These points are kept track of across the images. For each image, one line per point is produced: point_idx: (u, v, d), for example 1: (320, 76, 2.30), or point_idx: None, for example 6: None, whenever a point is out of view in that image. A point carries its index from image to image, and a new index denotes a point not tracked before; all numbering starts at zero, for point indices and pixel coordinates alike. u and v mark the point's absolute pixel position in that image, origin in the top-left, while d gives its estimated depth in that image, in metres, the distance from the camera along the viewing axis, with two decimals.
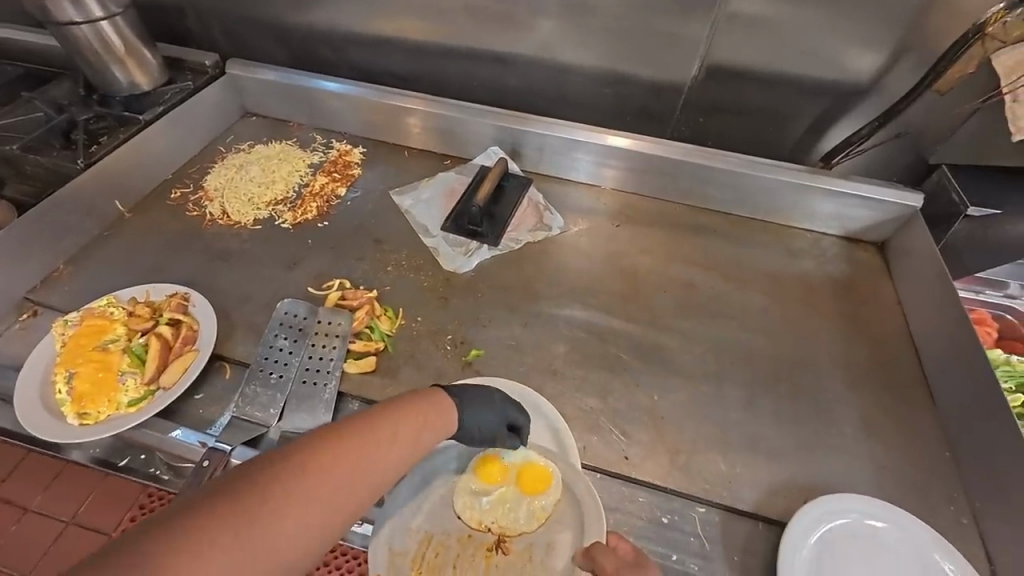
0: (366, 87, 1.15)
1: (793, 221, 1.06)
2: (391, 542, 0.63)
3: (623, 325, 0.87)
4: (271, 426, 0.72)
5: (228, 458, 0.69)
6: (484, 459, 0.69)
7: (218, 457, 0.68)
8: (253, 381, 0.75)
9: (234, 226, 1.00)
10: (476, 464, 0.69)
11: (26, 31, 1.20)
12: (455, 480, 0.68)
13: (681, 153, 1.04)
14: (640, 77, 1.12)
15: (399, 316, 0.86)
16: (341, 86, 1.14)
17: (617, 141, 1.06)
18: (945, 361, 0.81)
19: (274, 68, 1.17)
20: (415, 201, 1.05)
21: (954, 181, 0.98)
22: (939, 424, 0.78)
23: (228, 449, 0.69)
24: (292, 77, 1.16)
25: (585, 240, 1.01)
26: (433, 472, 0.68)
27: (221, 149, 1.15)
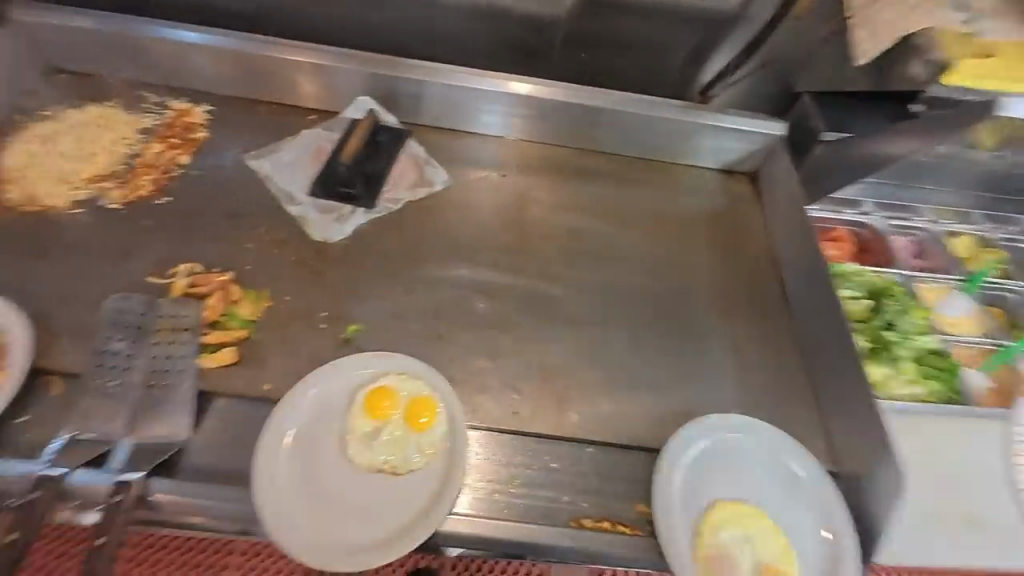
0: (216, 30, 0.97)
1: (678, 157, 1.06)
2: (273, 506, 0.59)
3: (510, 280, 0.85)
4: (118, 442, 0.62)
5: (64, 483, 0.59)
6: (373, 398, 0.67)
7: (51, 485, 0.59)
8: (86, 393, 0.65)
9: (46, 212, 0.82)
10: (365, 404, 0.66)
11: None
12: (343, 423, 0.66)
13: (562, 94, 0.99)
14: (513, 10, 1.04)
15: (263, 298, 0.77)
16: (176, 29, 0.96)
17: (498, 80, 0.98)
18: (803, 280, 0.89)
19: (79, 10, 0.96)
20: (276, 164, 0.93)
21: (815, 108, 1.04)
22: (798, 338, 0.86)
23: (65, 473, 0.60)
24: (104, 19, 0.95)
25: (469, 194, 0.96)
26: (321, 420, 0.66)
27: (16, 118, 0.93)
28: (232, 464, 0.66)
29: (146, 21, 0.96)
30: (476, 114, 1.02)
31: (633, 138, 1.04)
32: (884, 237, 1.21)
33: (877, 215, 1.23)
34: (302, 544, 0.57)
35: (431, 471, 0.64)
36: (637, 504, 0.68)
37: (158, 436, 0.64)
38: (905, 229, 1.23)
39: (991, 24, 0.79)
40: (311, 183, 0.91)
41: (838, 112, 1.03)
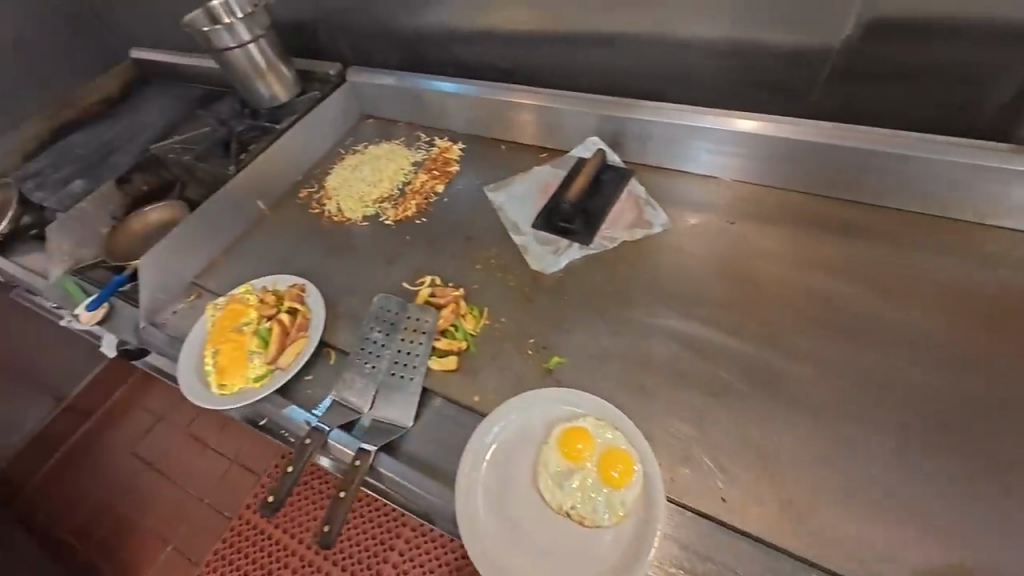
0: (477, 83, 1.14)
1: (989, 217, 0.80)
2: (471, 514, 0.62)
3: (730, 342, 0.75)
4: (363, 412, 0.77)
5: (325, 438, 0.75)
6: (569, 436, 0.66)
7: (318, 436, 0.75)
8: (350, 368, 0.81)
9: (347, 222, 1.08)
10: (561, 440, 0.66)
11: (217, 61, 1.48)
12: (538, 454, 0.67)
13: (797, 133, 0.86)
14: (772, 45, 0.94)
15: (483, 316, 0.85)
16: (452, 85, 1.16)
17: (736, 122, 0.90)
18: None
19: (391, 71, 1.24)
20: (508, 196, 1.04)
21: None
22: None
23: (326, 431, 0.75)
24: (406, 79, 1.22)
25: (690, 240, 0.89)
26: (519, 445, 0.68)
27: (340, 151, 1.26)
28: (438, 461, 0.73)
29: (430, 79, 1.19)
30: (708, 156, 0.95)
31: (919, 189, 0.82)
32: None
33: None
34: (490, 564, 0.59)
35: (619, 535, 0.60)
36: None
37: (390, 418, 0.76)
38: None
39: None
40: (535, 214, 0.99)
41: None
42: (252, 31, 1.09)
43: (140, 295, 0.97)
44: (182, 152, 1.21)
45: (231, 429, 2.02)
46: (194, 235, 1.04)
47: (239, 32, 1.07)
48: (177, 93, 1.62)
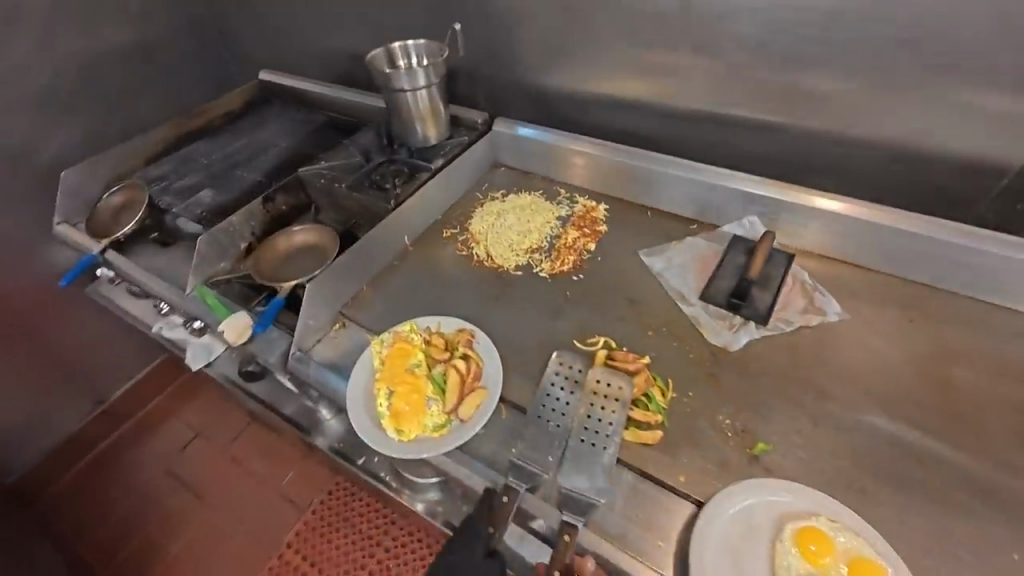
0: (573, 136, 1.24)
1: None
2: None
3: (945, 450, 0.73)
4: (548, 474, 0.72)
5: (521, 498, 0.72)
6: (806, 539, 0.62)
7: (515, 496, 0.71)
8: (532, 426, 0.78)
9: (499, 269, 1.08)
10: (797, 542, 0.62)
11: (358, 96, 1.53)
12: (772, 554, 0.63)
13: (883, 219, 0.95)
14: (944, 155, 0.99)
15: (669, 388, 0.82)
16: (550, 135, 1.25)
17: (822, 202, 1.00)
18: None
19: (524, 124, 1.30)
20: (667, 264, 1.04)
21: None
22: None
23: (522, 491, 0.72)
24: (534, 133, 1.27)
25: (871, 335, 0.89)
26: (748, 540, 0.64)
27: (479, 196, 1.28)
28: (644, 546, 0.68)
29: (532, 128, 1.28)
30: (878, 251, 0.98)
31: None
32: None
33: None
34: None
35: None
36: None
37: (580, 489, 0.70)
38: None
39: None
40: (701, 287, 0.99)
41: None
42: (428, 78, 1.13)
43: (298, 322, 0.94)
44: (329, 178, 1.21)
45: (275, 454, 1.89)
46: (351, 265, 1.03)
47: (417, 78, 1.12)
48: (298, 117, 1.65)
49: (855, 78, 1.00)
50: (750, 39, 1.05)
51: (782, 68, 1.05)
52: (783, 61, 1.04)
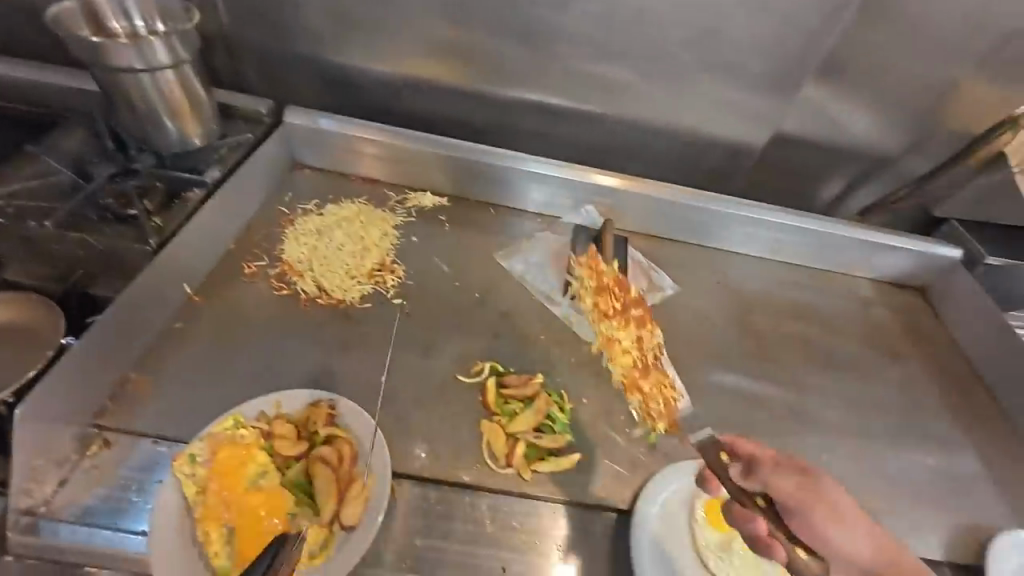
0: (348, 121, 1.04)
1: (855, 270, 1.16)
2: None
3: (771, 387, 0.90)
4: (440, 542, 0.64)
5: None
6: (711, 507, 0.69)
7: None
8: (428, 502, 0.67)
9: (338, 305, 0.86)
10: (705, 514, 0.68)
11: (42, 72, 1.00)
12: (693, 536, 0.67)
13: (647, 189, 1.09)
14: (714, 138, 1.20)
15: (565, 400, 0.79)
16: (327, 120, 1.03)
17: (604, 180, 1.09)
18: None
19: (324, 113, 1.04)
20: (526, 264, 1.00)
21: (965, 234, 1.21)
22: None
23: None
24: (343, 124, 1.04)
25: (696, 301, 1.03)
26: (668, 526, 0.67)
27: (283, 210, 0.99)
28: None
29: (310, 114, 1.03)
30: (690, 224, 1.11)
31: (834, 253, 1.13)
32: None
33: None
34: None
35: None
36: None
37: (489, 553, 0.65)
38: None
39: None
40: (563, 284, 0.98)
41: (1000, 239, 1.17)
42: (174, 52, 0.78)
43: (11, 473, 0.59)
44: (13, 213, 0.76)
45: None
46: (90, 352, 0.66)
47: (154, 52, 0.76)
48: None
49: (648, 71, 1.10)
50: (562, 27, 1.05)
51: (593, 58, 1.09)
52: (593, 51, 1.08)
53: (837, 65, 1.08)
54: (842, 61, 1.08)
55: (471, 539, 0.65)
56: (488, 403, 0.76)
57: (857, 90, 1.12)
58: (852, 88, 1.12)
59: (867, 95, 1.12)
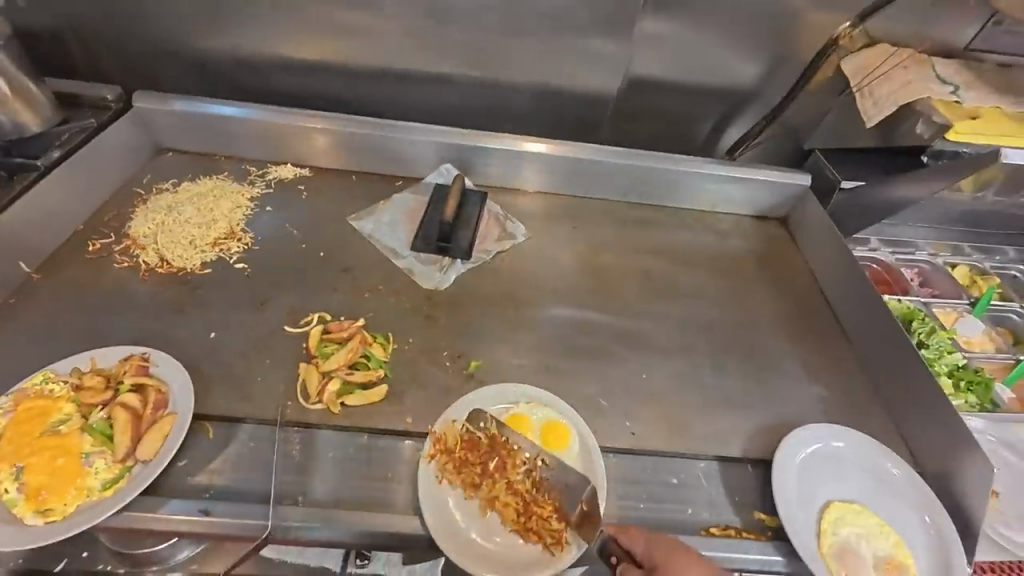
0: (268, 109, 1.08)
1: (716, 207, 1.21)
2: (445, 520, 0.66)
3: (602, 318, 0.95)
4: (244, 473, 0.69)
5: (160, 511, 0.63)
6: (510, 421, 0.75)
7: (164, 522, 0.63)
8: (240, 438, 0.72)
9: (178, 272, 0.90)
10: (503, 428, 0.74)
11: None
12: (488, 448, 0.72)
13: (570, 151, 1.12)
14: (571, 89, 1.23)
15: (390, 341, 0.85)
16: (238, 109, 1.07)
17: (534, 146, 1.12)
18: (852, 307, 1.01)
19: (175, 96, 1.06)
20: (377, 224, 1.04)
21: (827, 161, 1.22)
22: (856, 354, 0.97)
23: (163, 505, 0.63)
24: (195, 104, 1.06)
25: (548, 245, 1.07)
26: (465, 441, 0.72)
27: (138, 191, 1.01)
28: (378, 495, 0.70)
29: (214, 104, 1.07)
30: (549, 174, 1.14)
31: (690, 188, 1.18)
32: (892, 268, 1.48)
33: (884, 250, 1.51)
34: (463, 554, 0.64)
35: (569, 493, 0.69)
36: (754, 511, 0.76)
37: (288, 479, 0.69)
38: (910, 262, 1.51)
39: (968, 94, 1.02)
40: (411, 239, 1.02)
41: (856, 162, 1.19)
42: None
43: None
44: None
45: None
46: None
47: None
48: None
49: (490, 28, 1.13)
50: None
51: (434, 18, 1.12)
52: (431, 11, 1.10)
53: (670, 4, 1.11)
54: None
55: (276, 468, 0.70)
56: (309, 348, 0.81)
57: (697, 27, 1.15)
58: (692, 25, 1.14)
59: (706, 32, 1.15)
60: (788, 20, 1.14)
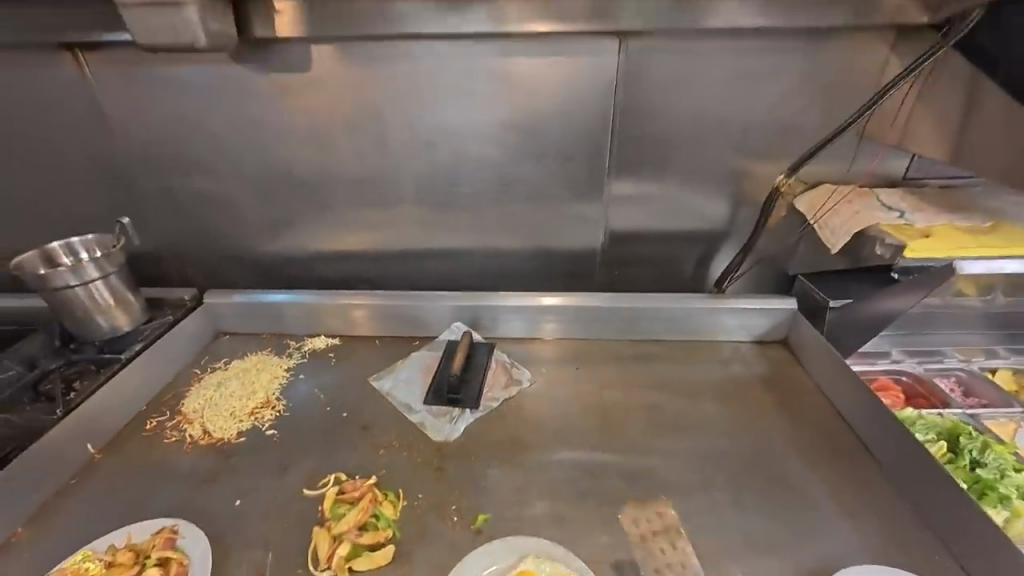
0: (321, 292, 1.29)
1: (714, 337, 1.27)
2: None
3: (609, 456, 0.96)
4: None
5: None
6: None
7: None
8: None
9: (217, 442, 1.00)
10: None
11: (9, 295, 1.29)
12: None
13: (581, 300, 1.25)
14: (561, 249, 1.43)
15: (399, 498, 0.87)
16: (291, 296, 1.28)
17: (549, 301, 1.25)
18: (872, 425, 0.97)
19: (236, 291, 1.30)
20: (394, 382, 1.14)
21: (812, 285, 1.28)
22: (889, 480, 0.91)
23: None
24: (253, 296, 1.29)
25: (552, 387, 1.13)
26: None
27: (196, 370, 1.19)
28: None
29: (270, 293, 1.30)
30: (549, 321, 1.26)
31: (679, 322, 1.25)
32: (927, 379, 1.42)
33: (911, 360, 1.47)
34: None
35: None
36: None
37: None
38: (943, 371, 1.44)
39: (916, 215, 1.12)
40: (425, 393, 1.11)
41: (837, 278, 1.24)
42: (101, 268, 1.09)
43: None
44: None
45: None
46: None
47: (86, 271, 1.07)
48: None
49: (487, 209, 1.39)
50: (412, 194, 1.37)
51: (442, 210, 1.39)
52: (440, 205, 1.39)
53: (635, 173, 1.33)
54: (637, 170, 1.33)
55: None
56: (323, 511, 0.84)
57: (661, 187, 1.35)
58: (656, 186, 1.35)
59: (670, 189, 1.36)
60: (740, 173, 1.33)
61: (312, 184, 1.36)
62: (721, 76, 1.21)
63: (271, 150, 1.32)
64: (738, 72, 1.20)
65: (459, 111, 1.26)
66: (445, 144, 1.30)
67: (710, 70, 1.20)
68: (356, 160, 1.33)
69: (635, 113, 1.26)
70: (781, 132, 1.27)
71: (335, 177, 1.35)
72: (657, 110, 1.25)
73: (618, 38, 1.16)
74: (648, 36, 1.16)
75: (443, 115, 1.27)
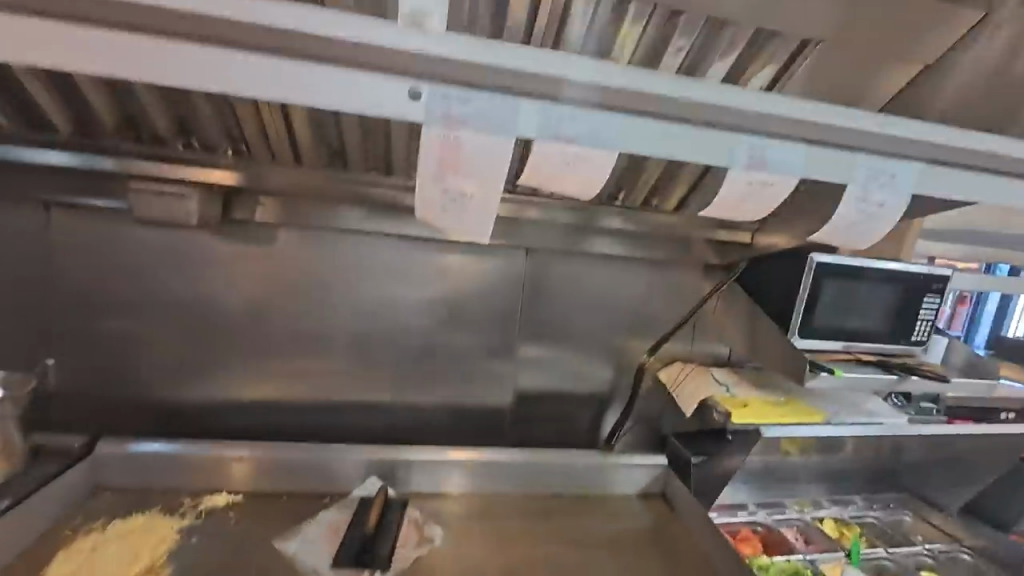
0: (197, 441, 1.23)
1: (600, 488, 1.45)
2: None
3: None
4: None
5: None
6: None
7: None
8: None
9: None
10: None
11: None
12: None
13: (509, 454, 1.39)
14: (474, 407, 1.63)
15: None
16: (167, 445, 1.20)
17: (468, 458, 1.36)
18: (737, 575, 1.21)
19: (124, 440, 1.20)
20: (301, 543, 1.12)
21: (680, 442, 1.57)
22: None
23: None
24: (141, 446, 1.19)
25: (463, 545, 1.19)
26: None
27: (65, 533, 1.05)
28: None
29: (140, 442, 1.20)
30: (477, 478, 1.36)
31: (586, 480, 1.43)
32: (775, 529, 1.69)
33: (760, 512, 1.76)
34: None
35: None
36: None
37: None
38: (787, 521, 1.73)
39: (737, 389, 1.54)
40: (335, 554, 1.10)
41: (704, 438, 1.53)
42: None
43: None
44: None
45: None
46: None
47: None
48: None
49: (413, 370, 1.57)
50: (345, 353, 1.52)
51: (371, 368, 1.55)
52: (371, 363, 1.54)
53: (539, 344, 1.63)
54: (541, 341, 1.63)
55: None
56: None
57: (560, 357, 1.66)
58: (555, 355, 1.65)
59: (567, 359, 1.66)
60: (619, 351, 1.69)
61: (252, 338, 1.46)
62: (602, 283, 1.63)
63: (214, 306, 1.42)
64: (614, 279, 1.64)
65: (400, 288, 1.51)
66: (382, 312, 1.52)
67: (597, 275, 1.62)
68: (298, 318, 1.47)
69: (540, 300, 1.60)
70: (646, 323, 1.68)
71: (275, 331, 1.47)
72: (559, 300, 1.61)
73: (528, 250, 1.55)
74: (552, 252, 1.57)
75: (384, 291, 1.51)
